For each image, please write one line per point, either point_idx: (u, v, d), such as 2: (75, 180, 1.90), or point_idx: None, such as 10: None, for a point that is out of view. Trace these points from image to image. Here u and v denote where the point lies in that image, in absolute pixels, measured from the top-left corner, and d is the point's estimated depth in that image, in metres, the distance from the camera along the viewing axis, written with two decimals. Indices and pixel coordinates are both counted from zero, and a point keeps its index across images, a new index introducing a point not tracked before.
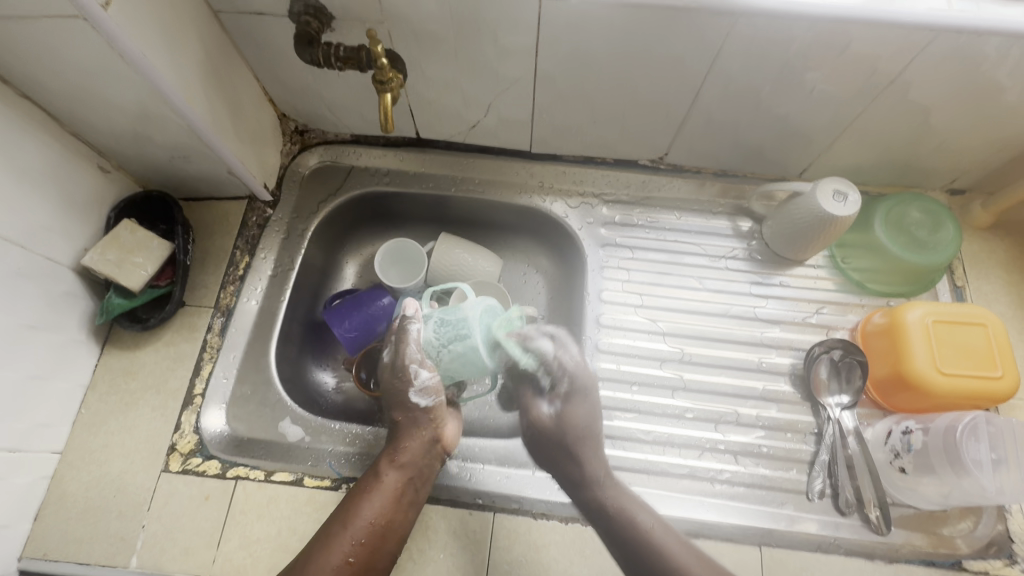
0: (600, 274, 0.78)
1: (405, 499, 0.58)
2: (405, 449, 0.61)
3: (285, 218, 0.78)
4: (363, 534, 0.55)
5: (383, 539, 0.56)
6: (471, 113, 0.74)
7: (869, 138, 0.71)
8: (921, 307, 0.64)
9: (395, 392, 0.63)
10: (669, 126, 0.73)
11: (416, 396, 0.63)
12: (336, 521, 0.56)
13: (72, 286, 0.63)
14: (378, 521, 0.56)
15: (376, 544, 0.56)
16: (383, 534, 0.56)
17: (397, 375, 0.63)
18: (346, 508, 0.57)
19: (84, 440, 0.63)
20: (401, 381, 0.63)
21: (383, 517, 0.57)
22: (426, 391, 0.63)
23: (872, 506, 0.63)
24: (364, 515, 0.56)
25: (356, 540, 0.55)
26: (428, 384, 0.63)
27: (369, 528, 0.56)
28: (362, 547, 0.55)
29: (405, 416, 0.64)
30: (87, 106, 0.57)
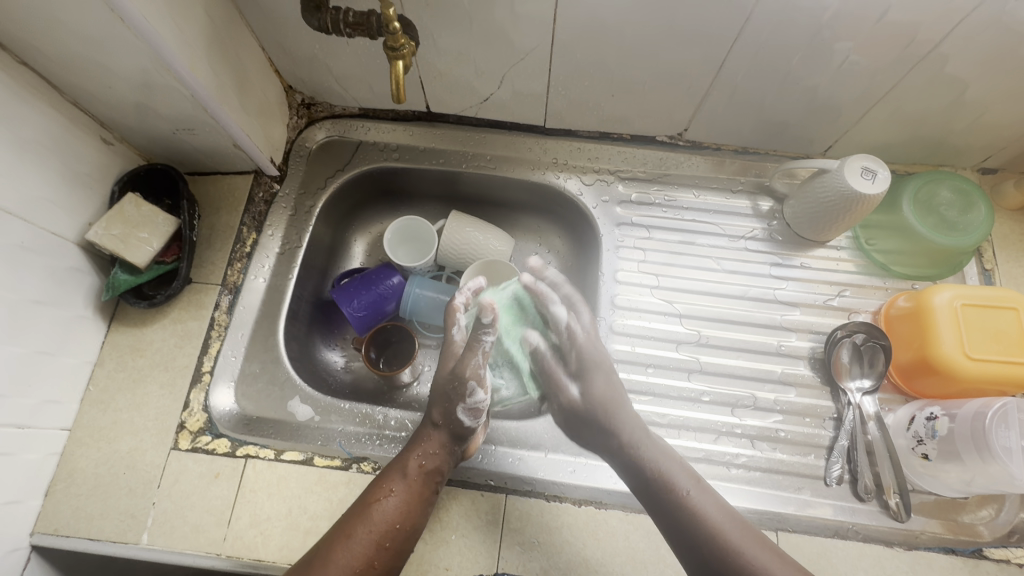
0: (615, 254, 0.76)
1: (428, 500, 0.57)
2: (433, 452, 0.59)
3: (292, 195, 0.76)
4: (386, 537, 0.54)
5: (404, 541, 0.55)
6: (483, 86, 0.72)
7: (902, 113, 0.67)
8: (949, 290, 0.62)
9: (446, 400, 0.63)
10: (691, 99, 0.70)
11: (463, 413, 0.62)
12: (354, 523, 0.54)
13: (77, 261, 0.62)
14: (402, 524, 0.55)
15: (398, 547, 0.54)
16: (407, 536, 0.55)
17: (453, 384, 0.64)
18: (365, 509, 0.55)
19: (93, 417, 0.63)
20: (456, 393, 0.63)
21: (409, 520, 0.55)
22: (474, 412, 0.62)
23: (892, 492, 0.61)
24: (388, 517, 0.54)
25: (380, 544, 0.53)
26: (478, 405, 0.63)
27: (392, 530, 0.54)
28: (385, 552, 0.53)
29: (442, 421, 0.61)
30: (86, 73, 0.55)
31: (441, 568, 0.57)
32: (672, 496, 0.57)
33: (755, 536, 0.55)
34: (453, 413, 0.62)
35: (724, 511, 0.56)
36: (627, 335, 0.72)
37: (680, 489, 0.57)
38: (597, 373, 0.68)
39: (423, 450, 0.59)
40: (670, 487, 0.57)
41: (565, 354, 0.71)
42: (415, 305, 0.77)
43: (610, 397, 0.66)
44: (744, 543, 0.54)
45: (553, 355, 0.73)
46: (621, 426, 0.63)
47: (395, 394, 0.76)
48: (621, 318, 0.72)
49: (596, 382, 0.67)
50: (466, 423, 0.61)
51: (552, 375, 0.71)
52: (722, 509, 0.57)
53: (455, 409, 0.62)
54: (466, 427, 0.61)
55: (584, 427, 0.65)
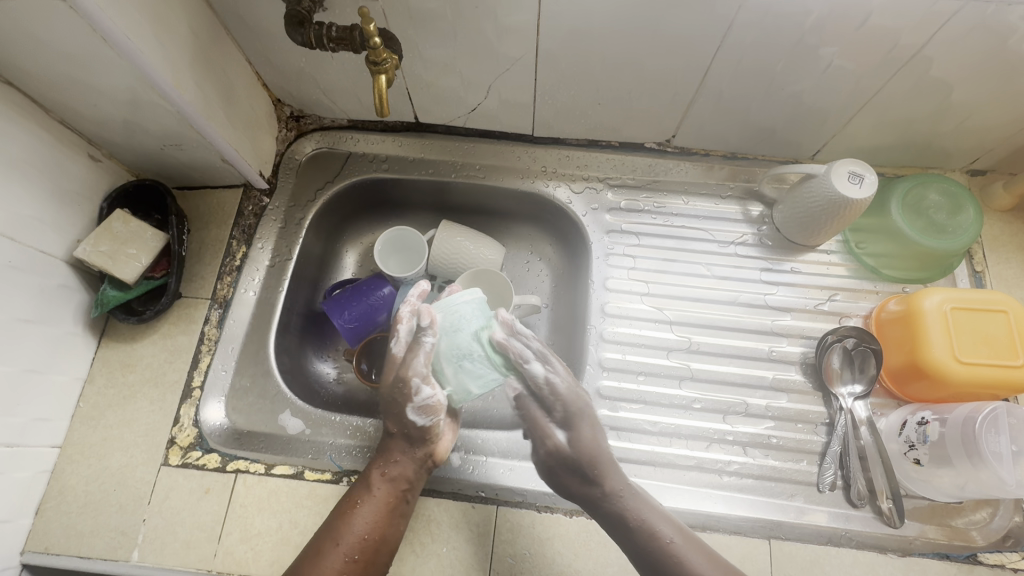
0: (605, 262, 0.76)
1: (395, 508, 0.56)
2: (394, 461, 0.59)
3: (282, 207, 0.76)
4: (356, 549, 0.53)
5: (376, 552, 0.54)
6: (470, 96, 0.72)
7: (888, 116, 0.67)
8: (940, 293, 0.62)
9: (396, 405, 0.60)
10: (677, 106, 0.70)
11: (416, 412, 0.59)
12: (324, 537, 0.54)
13: (66, 278, 0.62)
14: (371, 536, 0.54)
15: (370, 559, 0.54)
16: (377, 548, 0.54)
17: (398, 386, 0.60)
18: (333, 524, 0.55)
19: (84, 434, 0.63)
20: (402, 394, 0.60)
21: (377, 530, 0.55)
22: (427, 409, 0.59)
23: (884, 497, 0.61)
24: (355, 530, 0.54)
25: (349, 556, 0.53)
26: (430, 400, 0.59)
27: (361, 542, 0.54)
28: (355, 563, 0.53)
29: (398, 429, 0.60)
30: (72, 92, 0.55)
31: None
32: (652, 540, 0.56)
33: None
34: (405, 416, 0.60)
35: (706, 558, 0.55)
36: (618, 344, 0.71)
37: (661, 535, 0.56)
38: (582, 423, 0.64)
39: (385, 461, 0.59)
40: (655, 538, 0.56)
41: (545, 404, 0.65)
42: None
43: (590, 449, 0.62)
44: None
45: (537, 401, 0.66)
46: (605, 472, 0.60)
47: None
48: (611, 326, 0.72)
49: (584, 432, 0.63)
50: (422, 422, 0.59)
51: (535, 424, 0.65)
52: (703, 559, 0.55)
53: (407, 411, 0.59)
54: (422, 426, 0.59)
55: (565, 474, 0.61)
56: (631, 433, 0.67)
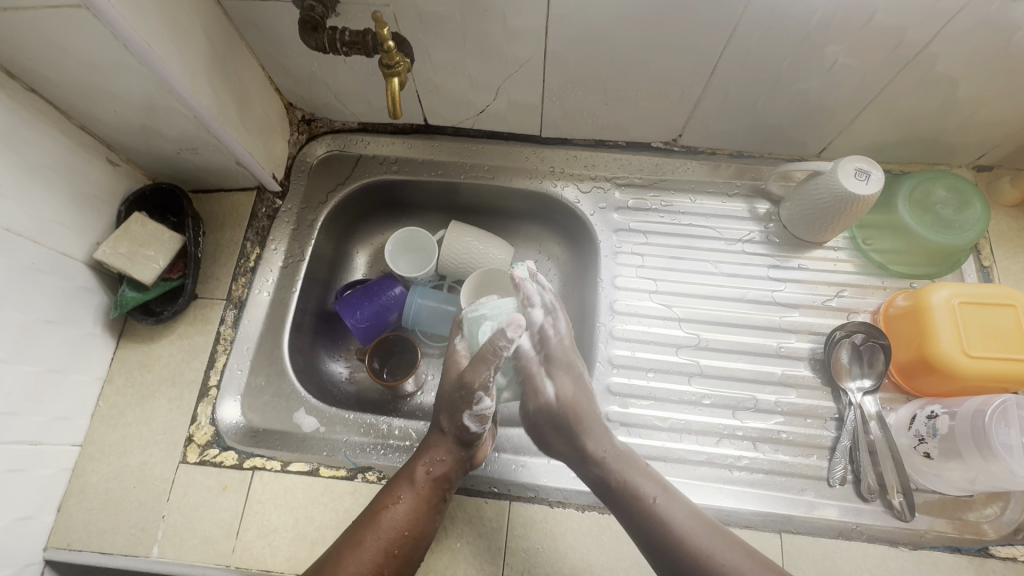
0: (614, 260, 0.76)
1: (435, 507, 0.57)
2: (441, 460, 0.59)
3: (294, 210, 0.77)
4: (395, 544, 0.54)
5: (412, 549, 0.55)
6: (479, 98, 0.73)
7: (894, 113, 0.68)
8: (947, 288, 0.62)
9: (453, 408, 0.60)
10: (684, 105, 0.71)
11: (471, 420, 0.60)
12: (363, 529, 0.55)
13: (86, 280, 0.63)
14: (410, 531, 0.55)
15: (406, 554, 0.55)
16: (415, 544, 0.55)
17: (461, 394, 0.60)
18: (374, 516, 0.55)
19: (104, 433, 0.64)
20: (464, 403, 0.60)
21: (416, 526, 0.55)
22: (482, 418, 0.60)
23: (895, 492, 0.61)
24: (396, 525, 0.55)
25: (388, 550, 0.54)
26: (486, 412, 0.60)
27: (400, 537, 0.55)
28: (394, 558, 0.54)
29: (450, 429, 0.60)
30: (92, 98, 0.57)
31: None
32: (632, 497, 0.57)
33: (717, 532, 0.55)
34: (460, 420, 0.60)
35: (688, 513, 0.56)
36: (627, 341, 0.72)
37: (644, 493, 0.57)
38: (565, 374, 0.66)
39: (431, 458, 0.59)
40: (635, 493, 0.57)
41: (540, 354, 0.67)
42: (416, 315, 0.78)
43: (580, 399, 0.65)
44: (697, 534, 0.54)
45: (536, 355, 0.67)
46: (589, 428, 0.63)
47: (399, 404, 0.77)
48: (620, 324, 0.73)
49: (563, 390, 0.65)
50: (473, 429, 0.60)
51: (529, 376, 0.67)
52: (685, 510, 0.56)
53: (463, 417, 0.60)
54: (472, 432, 0.60)
55: (552, 428, 0.63)
56: (641, 429, 0.67)
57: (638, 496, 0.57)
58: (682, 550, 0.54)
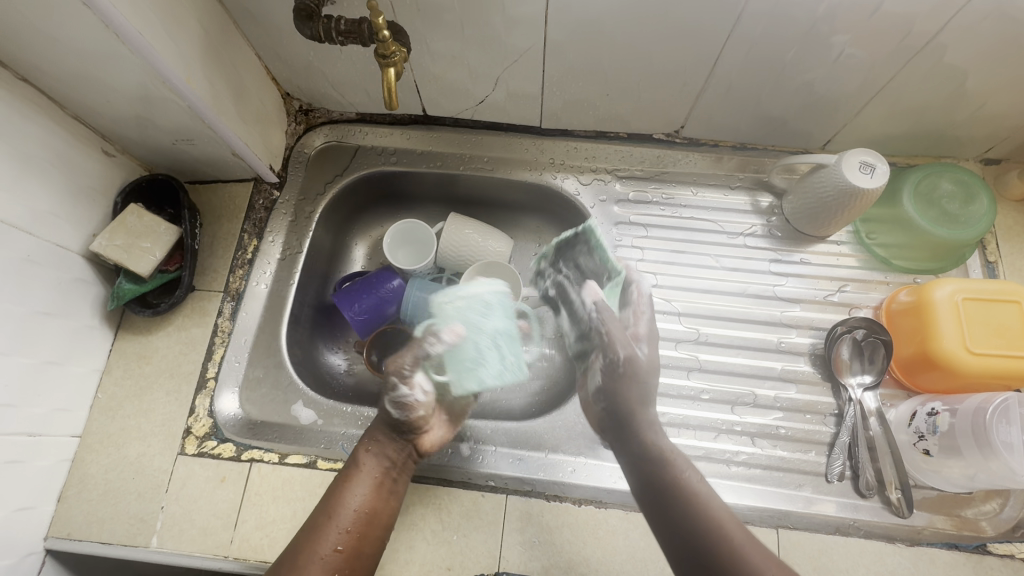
0: (613, 253, 0.76)
1: (385, 483, 0.56)
2: (383, 441, 0.59)
3: (292, 201, 0.77)
4: (349, 523, 0.53)
5: (368, 526, 0.54)
6: (478, 89, 0.72)
7: (901, 105, 0.67)
8: (951, 284, 0.62)
9: (378, 399, 0.61)
10: (686, 96, 0.70)
11: (393, 408, 0.59)
12: (317, 515, 0.54)
13: (82, 272, 0.63)
14: (362, 508, 0.54)
15: (363, 532, 0.53)
16: (371, 520, 0.54)
17: (382, 385, 0.61)
18: (327, 501, 0.55)
19: (103, 424, 0.64)
20: (384, 390, 0.60)
21: (368, 503, 0.55)
22: (404, 405, 0.59)
23: (893, 488, 0.61)
24: (347, 504, 0.54)
25: (342, 529, 0.52)
26: (407, 398, 0.59)
27: (354, 514, 0.54)
28: (350, 536, 0.52)
29: (379, 418, 0.60)
30: (86, 88, 0.56)
31: (443, 567, 0.58)
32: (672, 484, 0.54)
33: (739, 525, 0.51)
34: (386, 409, 0.60)
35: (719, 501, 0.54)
36: None
37: (682, 478, 0.55)
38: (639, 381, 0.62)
39: (374, 440, 0.59)
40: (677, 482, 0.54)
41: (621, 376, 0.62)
42: (415, 309, 0.77)
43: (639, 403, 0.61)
44: (724, 518, 0.51)
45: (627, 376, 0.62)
46: (643, 425, 0.60)
47: None
48: None
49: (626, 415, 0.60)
50: (400, 417, 0.59)
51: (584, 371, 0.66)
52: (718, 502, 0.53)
53: (383, 406, 0.60)
54: (402, 419, 0.59)
55: (615, 412, 0.61)
56: None
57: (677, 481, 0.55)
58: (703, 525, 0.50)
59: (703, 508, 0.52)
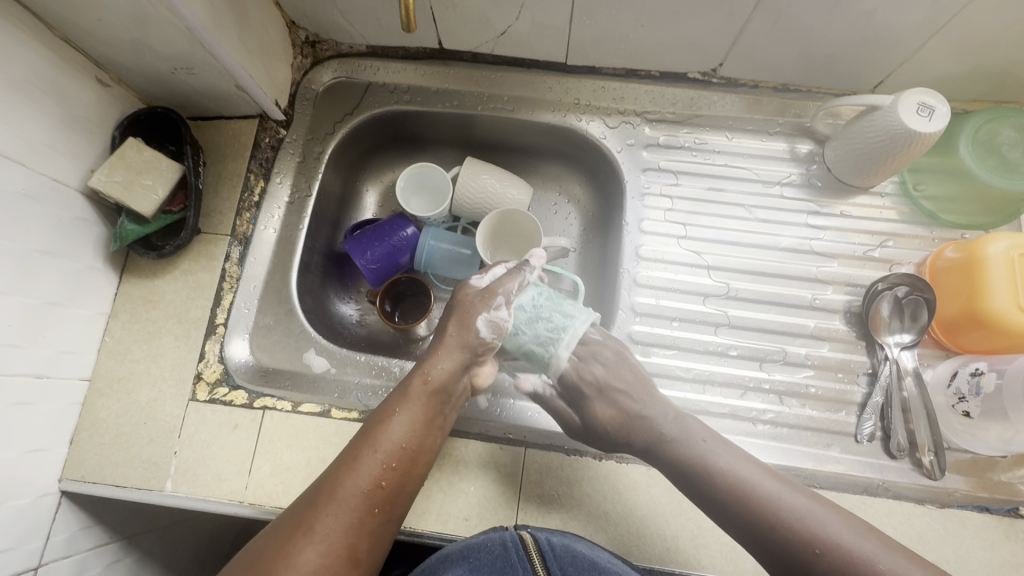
0: (641, 202, 0.71)
1: (434, 421, 0.54)
2: (442, 368, 0.57)
3: (299, 141, 0.73)
4: (393, 458, 0.51)
5: (411, 463, 0.52)
6: (500, 17, 0.66)
7: (969, 40, 0.60)
8: (1007, 240, 0.58)
9: (468, 312, 0.60)
10: (729, 28, 0.63)
11: (485, 325, 0.60)
12: (360, 444, 0.51)
13: (82, 210, 0.60)
14: (407, 446, 0.52)
15: (406, 469, 0.51)
16: (414, 459, 0.52)
17: (479, 296, 0.61)
18: (373, 430, 0.52)
19: (111, 368, 0.62)
20: (484, 303, 0.61)
21: (414, 439, 0.52)
22: (496, 327, 0.60)
23: (926, 450, 0.59)
24: (393, 437, 0.52)
25: (386, 464, 0.50)
26: (500, 321, 0.61)
27: (398, 451, 0.51)
28: (391, 472, 0.50)
29: (461, 337, 0.59)
30: (73, 4, 0.51)
31: (460, 518, 0.57)
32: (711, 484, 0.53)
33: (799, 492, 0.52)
34: (473, 325, 0.60)
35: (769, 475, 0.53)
36: (651, 288, 0.68)
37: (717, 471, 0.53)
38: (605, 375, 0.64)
39: (431, 366, 0.56)
40: (717, 477, 0.53)
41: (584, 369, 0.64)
42: (429, 258, 0.75)
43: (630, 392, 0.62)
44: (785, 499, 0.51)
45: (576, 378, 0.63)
46: (653, 422, 0.59)
47: (411, 346, 0.74)
48: (644, 270, 0.69)
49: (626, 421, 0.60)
50: (485, 336, 0.60)
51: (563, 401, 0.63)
52: (769, 488, 0.52)
53: (478, 320, 0.60)
54: (485, 341, 0.60)
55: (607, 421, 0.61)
56: (663, 379, 0.64)
57: (714, 479, 0.53)
58: (771, 526, 0.50)
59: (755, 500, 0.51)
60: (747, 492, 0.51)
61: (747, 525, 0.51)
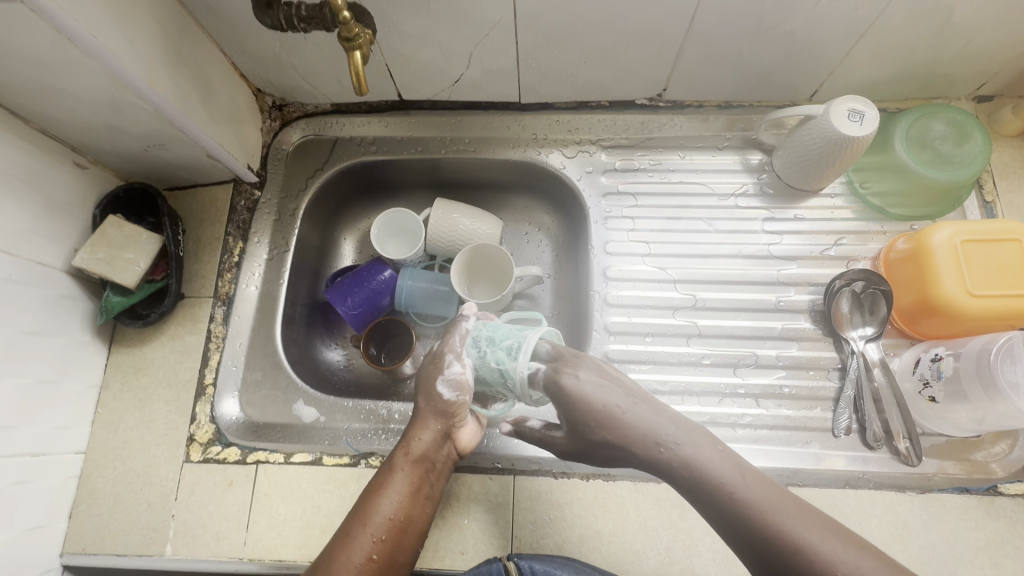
0: (604, 225, 0.74)
1: (421, 489, 0.54)
2: (422, 440, 0.56)
3: (274, 200, 0.76)
4: (383, 530, 0.51)
5: (404, 533, 0.51)
6: (453, 68, 0.70)
7: (888, 47, 0.64)
8: (949, 227, 0.60)
9: (427, 378, 0.59)
10: (667, 57, 0.67)
11: (444, 387, 0.58)
12: (352, 519, 0.51)
13: (69, 288, 0.62)
14: (396, 517, 0.52)
15: (398, 541, 0.51)
16: (405, 529, 0.52)
17: (432, 361, 0.60)
18: (361, 507, 0.52)
19: (106, 438, 0.64)
20: (434, 368, 0.58)
21: (404, 510, 0.52)
22: (456, 385, 0.58)
23: (901, 437, 0.61)
24: (382, 511, 0.51)
25: (376, 537, 0.50)
26: (458, 377, 0.58)
27: (388, 523, 0.51)
28: (382, 544, 0.50)
29: (426, 404, 0.58)
30: (48, 100, 0.54)
31: (456, 552, 0.58)
32: (716, 497, 0.46)
33: (822, 524, 0.43)
34: (433, 389, 0.58)
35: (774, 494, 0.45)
36: (623, 307, 0.71)
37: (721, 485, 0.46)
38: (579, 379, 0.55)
39: (411, 440, 0.56)
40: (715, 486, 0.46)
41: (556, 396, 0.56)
42: (409, 298, 0.77)
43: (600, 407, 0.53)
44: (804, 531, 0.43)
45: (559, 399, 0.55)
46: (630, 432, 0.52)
47: (400, 387, 0.76)
48: (614, 290, 0.72)
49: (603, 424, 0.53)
50: (450, 398, 0.57)
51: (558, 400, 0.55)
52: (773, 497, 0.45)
53: (436, 385, 0.58)
54: (450, 403, 0.57)
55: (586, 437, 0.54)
56: None
57: (725, 497, 0.46)
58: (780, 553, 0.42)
59: (770, 524, 0.44)
60: (762, 518, 0.44)
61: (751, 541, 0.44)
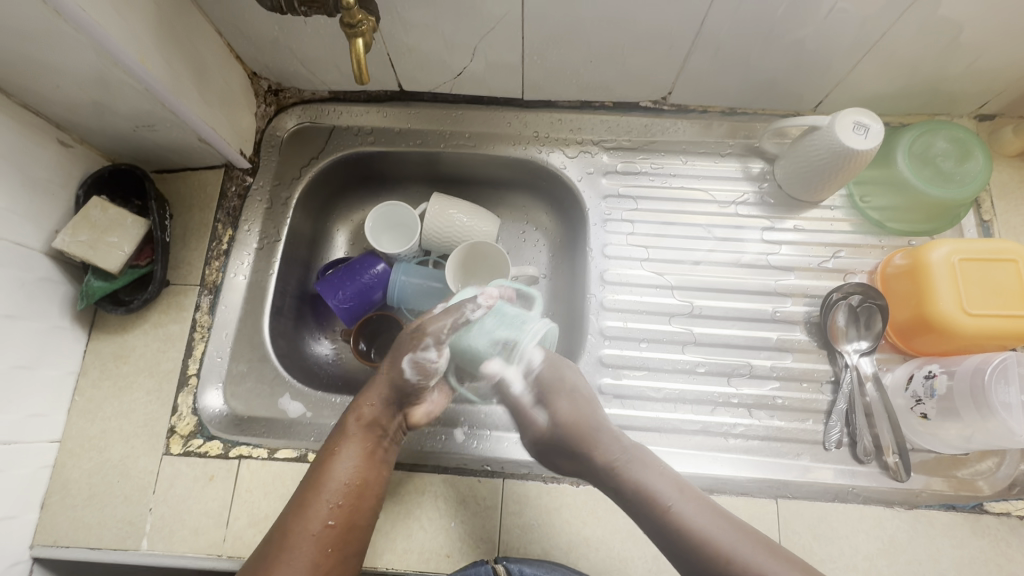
0: (603, 228, 0.74)
1: (376, 454, 0.55)
2: (375, 406, 0.57)
3: (266, 187, 0.74)
4: (338, 497, 0.52)
5: (359, 499, 0.53)
6: (456, 60, 0.68)
7: (896, 61, 0.64)
8: (947, 245, 0.60)
9: (397, 348, 0.59)
10: (674, 60, 0.66)
11: (410, 366, 0.58)
12: (306, 490, 0.52)
13: (48, 271, 0.60)
14: (353, 481, 0.53)
15: (354, 506, 0.52)
16: (362, 494, 0.53)
17: (412, 334, 0.59)
18: (315, 474, 0.53)
19: (82, 428, 0.62)
20: (410, 344, 0.58)
21: (359, 475, 0.53)
22: (421, 367, 0.58)
23: (890, 452, 0.61)
24: (337, 477, 0.52)
25: (332, 504, 0.51)
26: (427, 362, 0.58)
27: (345, 488, 0.52)
28: (340, 510, 0.51)
29: (388, 373, 0.58)
30: (33, 74, 0.52)
31: (441, 554, 0.57)
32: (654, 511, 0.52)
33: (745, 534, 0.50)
34: (400, 363, 0.58)
35: (713, 514, 0.52)
36: (618, 311, 0.70)
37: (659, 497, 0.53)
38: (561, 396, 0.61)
39: (363, 406, 0.57)
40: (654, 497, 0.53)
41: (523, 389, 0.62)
42: (402, 294, 0.75)
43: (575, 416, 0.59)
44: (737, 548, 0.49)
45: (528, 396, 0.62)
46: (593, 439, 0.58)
47: None
48: (611, 294, 0.71)
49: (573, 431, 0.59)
50: (411, 377, 0.58)
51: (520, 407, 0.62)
52: (710, 514, 0.52)
53: (403, 359, 0.58)
54: (411, 381, 0.58)
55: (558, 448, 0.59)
56: (636, 400, 0.66)
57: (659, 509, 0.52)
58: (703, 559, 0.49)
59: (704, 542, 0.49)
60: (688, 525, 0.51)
61: (681, 549, 0.50)
